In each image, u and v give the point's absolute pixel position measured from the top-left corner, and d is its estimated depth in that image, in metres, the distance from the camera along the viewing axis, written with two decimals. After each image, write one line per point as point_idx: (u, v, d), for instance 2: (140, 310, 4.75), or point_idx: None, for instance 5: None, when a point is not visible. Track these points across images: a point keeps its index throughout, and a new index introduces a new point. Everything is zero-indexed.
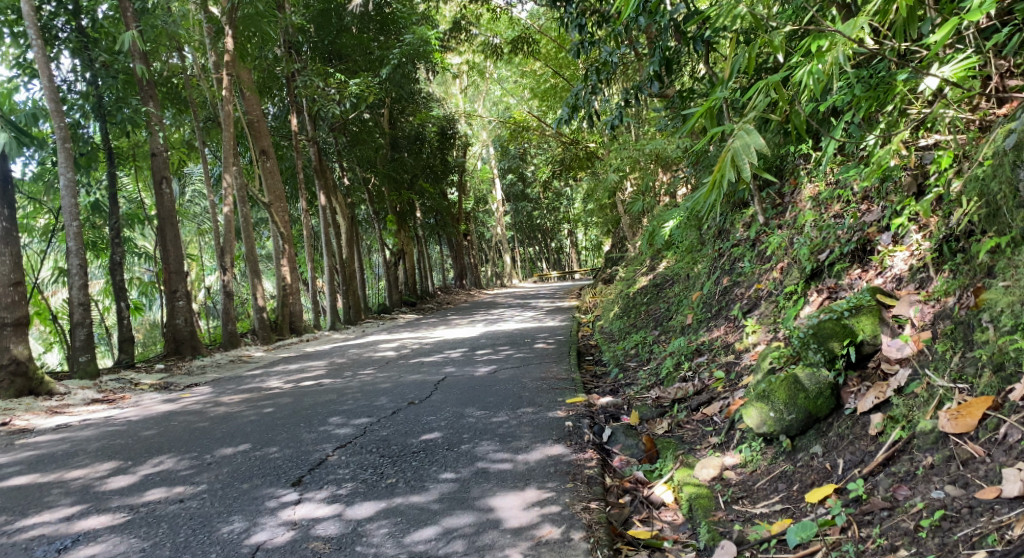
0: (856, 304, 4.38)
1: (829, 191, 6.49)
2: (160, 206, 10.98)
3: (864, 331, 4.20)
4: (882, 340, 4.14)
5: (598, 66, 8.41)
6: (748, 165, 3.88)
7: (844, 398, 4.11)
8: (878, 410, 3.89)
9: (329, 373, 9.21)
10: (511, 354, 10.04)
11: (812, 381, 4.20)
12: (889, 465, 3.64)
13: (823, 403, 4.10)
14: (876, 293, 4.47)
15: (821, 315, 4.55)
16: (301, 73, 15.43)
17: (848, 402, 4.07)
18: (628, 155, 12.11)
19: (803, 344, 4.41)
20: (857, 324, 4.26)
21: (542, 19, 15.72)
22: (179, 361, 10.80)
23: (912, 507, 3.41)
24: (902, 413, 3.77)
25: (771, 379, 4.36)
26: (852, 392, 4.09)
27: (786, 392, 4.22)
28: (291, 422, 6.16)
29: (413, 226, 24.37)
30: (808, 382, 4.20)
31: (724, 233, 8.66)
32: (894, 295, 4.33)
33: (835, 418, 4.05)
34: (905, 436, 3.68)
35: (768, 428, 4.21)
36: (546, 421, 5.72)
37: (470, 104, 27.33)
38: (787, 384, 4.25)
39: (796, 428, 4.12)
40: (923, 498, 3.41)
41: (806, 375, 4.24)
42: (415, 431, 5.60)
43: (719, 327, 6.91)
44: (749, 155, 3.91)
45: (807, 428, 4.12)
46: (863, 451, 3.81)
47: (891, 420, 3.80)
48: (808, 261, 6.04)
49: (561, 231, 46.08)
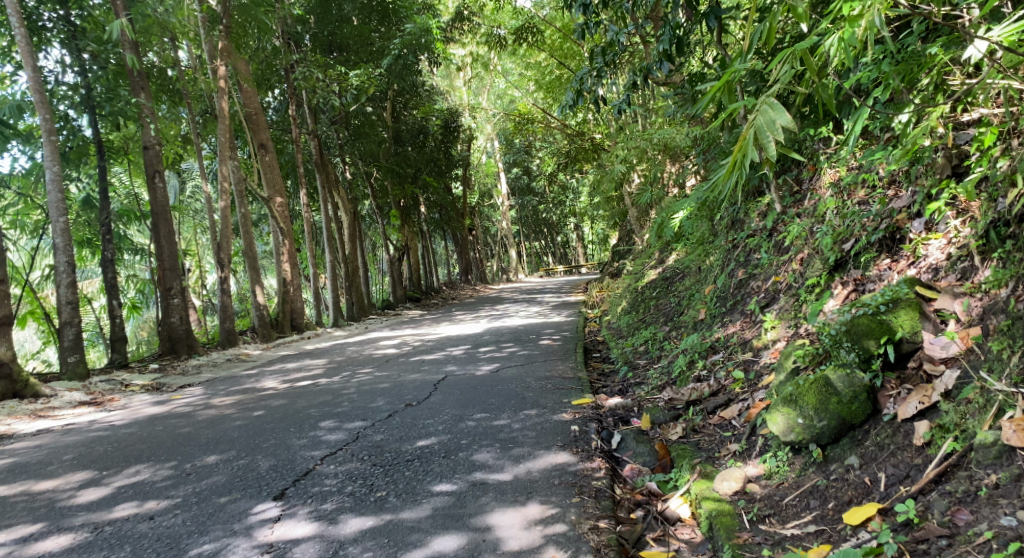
0: (892, 297, 4.01)
1: (851, 177, 6.09)
2: (154, 201, 10.57)
3: (903, 328, 3.82)
4: (924, 337, 3.77)
5: (604, 47, 7.96)
6: (773, 143, 3.48)
7: (882, 402, 3.73)
8: (922, 417, 3.52)
9: (327, 373, 8.84)
10: (515, 351, 9.66)
11: (846, 384, 3.82)
12: (942, 483, 3.27)
13: (858, 409, 3.73)
14: (914, 284, 4.10)
15: (853, 309, 4.16)
16: (300, 65, 15.04)
17: (887, 407, 3.69)
18: (635, 146, 11.67)
19: (834, 342, 4.02)
20: (895, 319, 3.88)
21: (547, 8, 15.32)
22: (174, 361, 10.42)
23: (978, 537, 3.04)
24: (952, 422, 3.40)
25: (798, 382, 3.98)
26: (891, 396, 3.71)
27: (817, 397, 3.84)
28: (280, 426, 5.80)
29: (418, 220, 23.97)
30: (840, 384, 3.83)
31: (738, 223, 8.24)
32: (935, 287, 3.99)
33: (872, 425, 3.69)
34: (960, 449, 3.30)
35: (796, 436, 3.82)
36: (552, 425, 5.33)
37: (474, 97, 26.87)
38: (816, 387, 3.88)
39: (828, 436, 3.75)
40: (991, 526, 3.04)
41: (838, 377, 3.87)
42: (411, 436, 5.22)
43: (734, 323, 6.51)
44: (775, 132, 3.51)
45: (840, 437, 3.74)
46: (907, 464, 3.44)
47: (940, 428, 3.43)
48: (831, 251, 5.66)
49: (567, 225, 45.62)
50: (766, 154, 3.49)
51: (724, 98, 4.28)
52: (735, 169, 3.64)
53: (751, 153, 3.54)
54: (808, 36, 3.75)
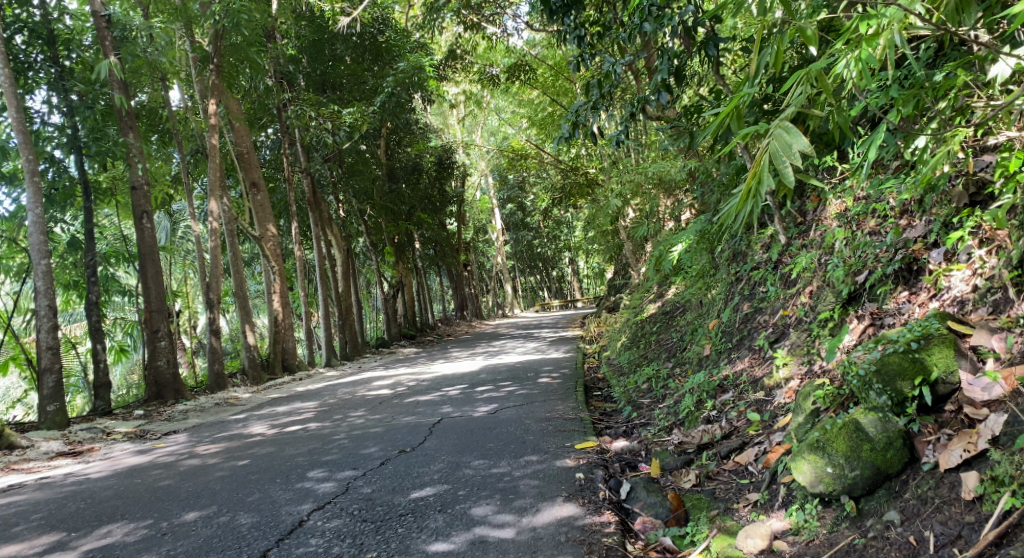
0: (924, 334, 3.89)
1: (859, 207, 5.86)
2: (141, 242, 10.29)
3: (939, 367, 3.71)
4: (962, 377, 3.65)
5: (600, 79, 7.76)
6: (791, 168, 3.22)
7: (920, 449, 3.59)
8: (968, 467, 3.38)
9: (318, 417, 8.49)
10: (513, 391, 9.33)
11: (879, 429, 3.70)
12: (1004, 545, 3.11)
13: (893, 457, 3.60)
14: (944, 320, 4.00)
15: (880, 347, 4.02)
16: (293, 103, 14.86)
17: (926, 455, 3.55)
18: (630, 180, 11.47)
19: (864, 384, 3.91)
20: (929, 358, 3.76)
21: (540, 46, 15.29)
22: (160, 406, 10.04)
23: None
24: (1008, 474, 3.24)
25: (825, 427, 3.84)
26: (929, 443, 3.57)
27: (847, 445, 3.70)
28: (266, 477, 5.48)
29: (412, 257, 23.69)
30: (872, 429, 3.71)
31: (741, 255, 7.99)
32: (968, 322, 3.88)
33: (910, 474, 3.55)
34: (1021, 506, 3.15)
35: (825, 487, 3.68)
36: (556, 472, 5.04)
37: (467, 133, 26.78)
38: (847, 432, 3.75)
39: (862, 487, 3.62)
40: None
41: (868, 420, 3.75)
42: (405, 487, 4.90)
43: (742, 359, 6.22)
44: (791, 156, 3.24)
45: (874, 488, 3.61)
46: (959, 522, 3.28)
47: (994, 482, 3.27)
48: (843, 284, 5.41)
49: (561, 260, 45.42)
50: (783, 180, 3.23)
51: (733, 124, 4.04)
52: (749, 197, 3.37)
53: (767, 179, 3.27)
54: (822, 57, 3.50)
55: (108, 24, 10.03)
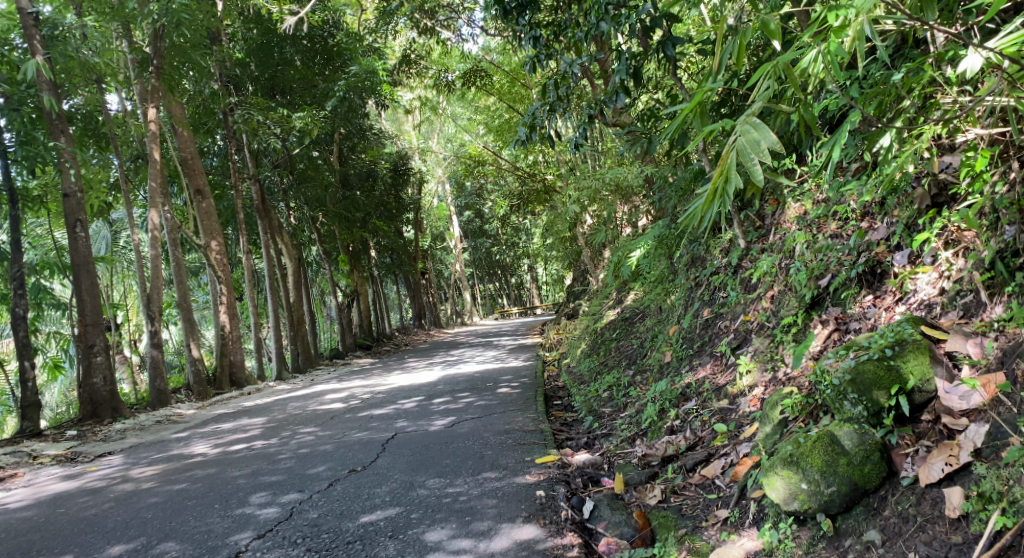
0: (898, 339, 3.87)
1: (819, 210, 5.74)
2: (74, 252, 9.82)
3: (916, 375, 3.67)
4: (938, 385, 3.63)
5: (556, 81, 7.59)
6: (760, 167, 3.04)
7: (898, 463, 3.56)
8: (951, 481, 3.35)
9: (265, 434, 8.14)
10: (471, 402, 9.06)
11: (854, 442, 3.66)
12: None
13: (870, 471, 3.55)
14: (917, 324, 3.99)
15: (854, 355, 3.97)
16: (239, 107, 14.41)
17: (904, 469, 3.52)
18: (587, 186, 11.32)
19: (838, 393, 3.86)
20: (905, 366, 3.73)
21: (496, 52, 15.11)
22: (96, 426, 9.55)
23: None
24: (996, 491, 3.22)
25: (798, 441, 3.81)
26: (907, 456, 3.55)
27: (823, 459, 3.66)
28: (204, 502, 5.24)
29: (368, 266, 23.27)
30: (848, 443, 3.67)
31: (700, 261, 7.85)
32: (941, 328, 3.90)
33: (889, 489, 3.50)
34: (1012, 527, 3.12)
35: (800, 505, 3.62)
36: (513, 490, 4.82)
37: (423, 140, 26.47)
38: (821, 447, 3.71)
39: (838, 503, 3.56)
40: None
41: (845, 433, 3.72)
42: (353, 511, 4.73)
43: (704, 366, 6.07)
44: (761, 153, 3.07)
45: (852, 505, 3.55)
46: (945, 542, 3.25)
47: (981, 498, 3.25)
48: (806, 288, 5.27)
49: (519, 267, 45.22)
50: (752, 179, 3.06)
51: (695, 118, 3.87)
52: (716, 197, 3.20)
53: (734, 179, 3.11)
54: (788, 49, 3.35)
55: (36, 23, 9.61)
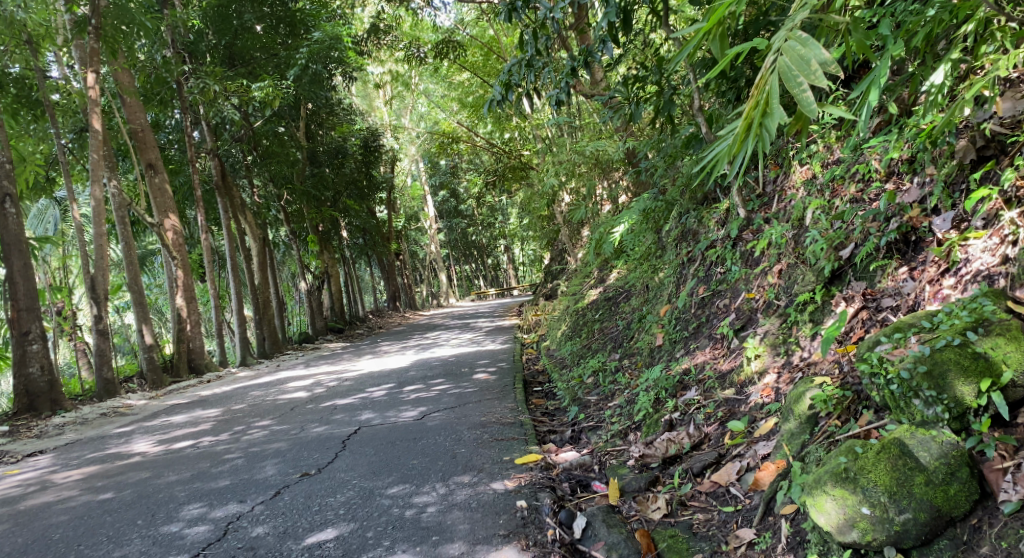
0: (978, 321, 3.27)
1: (834, 172, 5.04)
2: (3, 231, 8.95)
3: (1010, 367, 3.07)
4: None
5: (536, 30, 6.79)
6: (812, 93, 2.51)
7: (992, 482, 2.95)
8: None
9: (215, 428, 7.37)
10: (445, 389, 8.31)
11: (933, 456, 3.05)
12: None
13: (956, 493, 2.96)
14: (996, 299, 3.36)
15: (921, 344, 3.32)
16: (194, 75, 13.31)
17: (1002, 490, 2.92)
18: (566, 159, 10.47)
19: (906, 393, 3.23)
20: (993, 355, 3.12)
21: (470, 22, 14.23)
22: (32, 421, 8.67)
23: None
24: None
25: (855, 452, 3.20)
26: (1003, 473, 2.94)
27: (891, 476, 3.06)
28: (132, 522, 4.59)
29: (338, 246, 22.39)
30: (924, 455, 3.06)
31: (692, 234, 7.14)
32: None
33: (982, 517, 2.91)
34: None
35: (860, 534, 3.02)
36: (491, 500, 4.21)
37: (395, 117, 25.49)
38: (889, 460, 3.10)
39: (915, 535, 2.96)
40: None
41: (917, 441, 3.10)
42: (299, 528, 4.19)
43: (702, 350, 5.39)
44: (815, 75, 2.52)
45: (935, 536, 2.95)
46: None
47: None
48: (824, 260, 4.57)
49: (496, 247, 44.32)
50: (803, 109, 2.52)
51: (716, 44, 3.24)
52: (753, 134, 2.66)
53: (777, 112, 2.57)
54: None
55: None
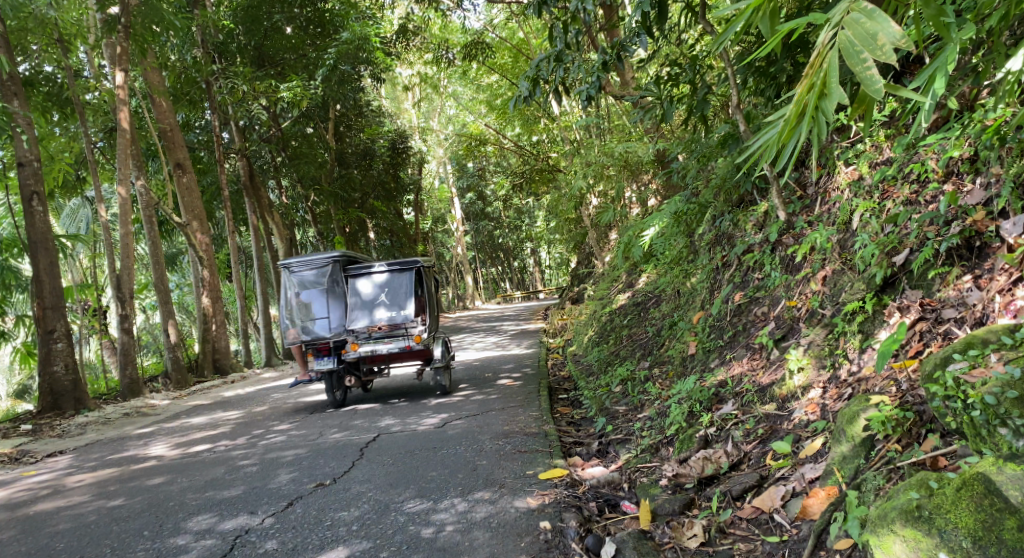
0: None
1: (885, 172, 4.71)
2: (30, 228, 8.84)
3: None
4: None
5: (567, 23, 6.49)
6: (879, 72, 2.28)
7: None
8: None
9: (233, 432, 7.17)
10: (468, 395, 8.05)
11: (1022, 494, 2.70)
12: None
13: None
14: None
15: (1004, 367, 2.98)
16: (225, 75, 13.20)
17: None
18: (594, 161, 10.16)
19: (989, 420, 2.90)
20: None
21: (498, 23, 13.97)
22: (56, 419, 8.55)
23: None
24: None
25: (930, 488, 2.86)
26: None
27: (975, 518, 2.72)
28: (137, 533, 4.38)
29: (365, 248, 22.24)
30: (1014, 495, 2.71)
31: (726, 238, 6.79)
32: None
33: None
34: None
35: None
36: (514, 522, 3.93)
37: (423, 119, 25.31)
38: (971, 499, 2.76)
39: None
40: None
41: (1006, 478, 2.75)
42: (310, 545, 3.94)
43: (739, 360, 5.07)
44: (882, 51, 2.29)
45: None
46: None
47: None
48: (876, 267, 4.24)
49: (522, 250, 44.03)
50: (867, 88, 2.29)
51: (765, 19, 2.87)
52: (807, 119, 2.42)
53: (836, 92, 2.35)
54: None
55: None
